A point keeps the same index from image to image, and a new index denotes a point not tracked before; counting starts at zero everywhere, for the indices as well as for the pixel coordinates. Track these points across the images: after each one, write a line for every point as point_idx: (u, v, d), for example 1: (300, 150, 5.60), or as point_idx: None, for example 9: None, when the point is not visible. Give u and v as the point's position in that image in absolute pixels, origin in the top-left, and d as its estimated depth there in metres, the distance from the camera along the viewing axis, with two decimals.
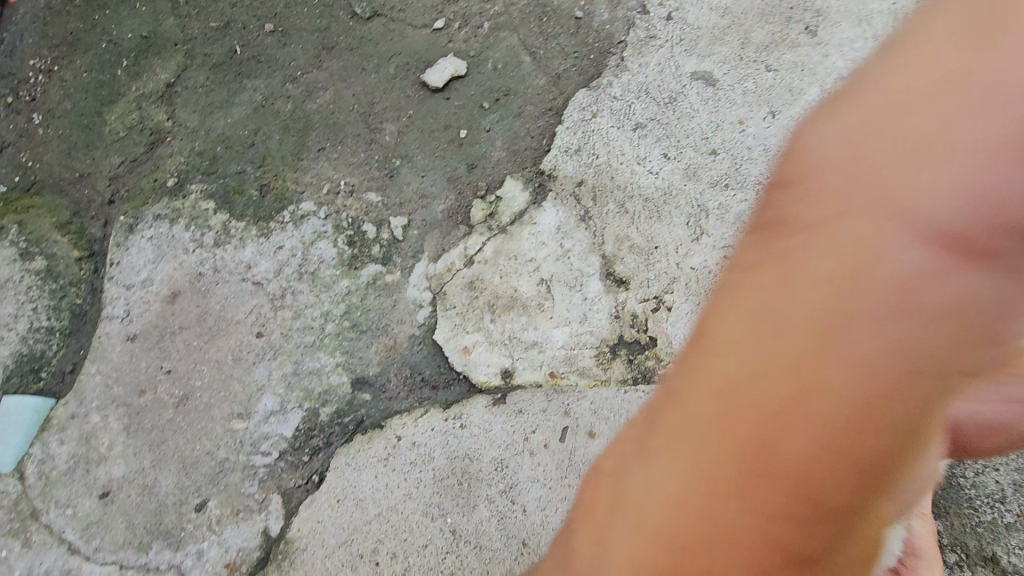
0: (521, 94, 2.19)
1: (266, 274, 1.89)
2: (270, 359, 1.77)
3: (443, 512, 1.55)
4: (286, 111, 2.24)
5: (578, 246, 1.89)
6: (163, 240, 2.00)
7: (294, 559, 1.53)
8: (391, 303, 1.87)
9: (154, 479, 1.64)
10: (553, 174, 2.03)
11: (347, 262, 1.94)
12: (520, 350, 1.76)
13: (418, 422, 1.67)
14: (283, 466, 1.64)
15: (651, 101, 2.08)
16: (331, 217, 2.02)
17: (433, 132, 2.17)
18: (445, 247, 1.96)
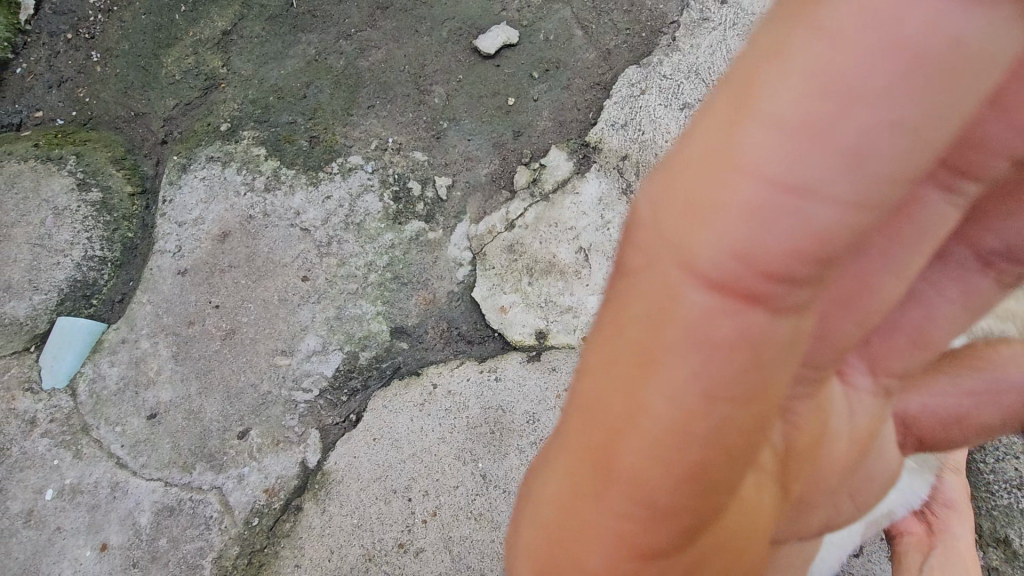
0: (571, 66, 2.22)
1: (316, 223, 1.96)
2: (315, 303, 1.84)
3: (476, 456, 1.62)
4: (339, 67, 2.28)
5: (619, 218, 1.93)
6: (216, 181, 2.06)
7: (331, 490, 1.61)
8: (432, 259, 1.92)
9: (200, 405, 1.72)
10: (598, 146, 2.06)
11: (392, 216, 1.99)
12: (555, 313, 1.81)
13: (454, 372, 1.74)
14: (322, 404, 1.71)
15: (701, 82, 2.10)
16: (377, 171, 2.07)
17: (482, 98, 2.21)
18: (487, 210, 2.01)
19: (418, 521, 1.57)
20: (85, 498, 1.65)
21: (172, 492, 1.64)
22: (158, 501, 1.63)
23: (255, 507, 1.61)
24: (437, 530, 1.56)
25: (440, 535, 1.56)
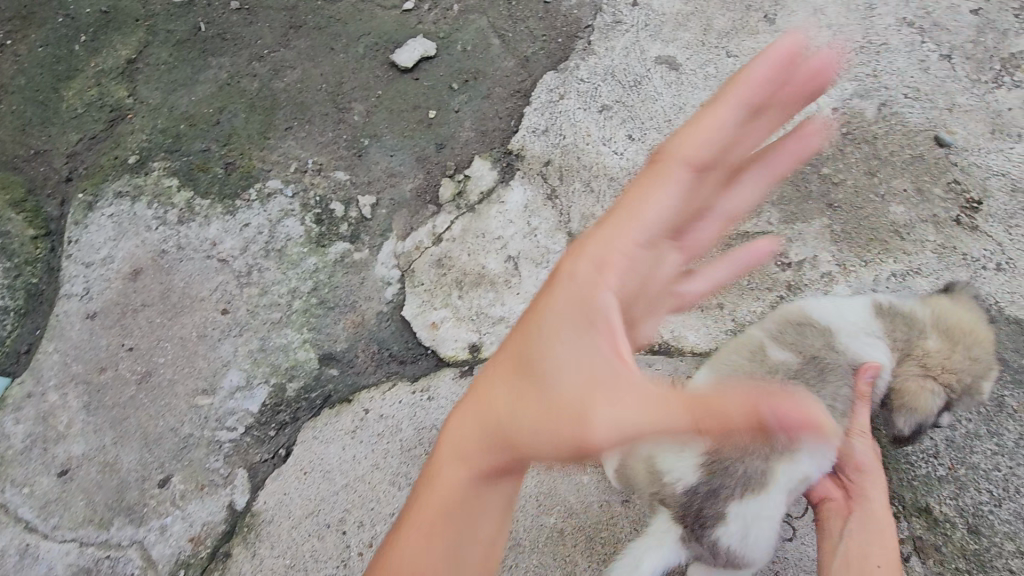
0: (490, 76, 2.21)
1: (234, 253, 1.88)
2: (236, 336, 1.76)
3: (411, 480, 1.56)
4: (253, 90, 2.23)
5: (545, 224, 1.94)
6: (125, 218, 1.97)
7: (260, 532, 1.53)
8: (359, 280, 1.88)
9: (116, 456, 1.62)
10: (521, 153, 2.05)
11: (315, 239, 1.94)
12: (487, 325, 1.80)
13: (386, 395, 1.69)
14: (248, 441, 1.63)
15: (617, 84, 2.13)
16: (298, 195, 2.02)
17: (403, 113, 2.18)
18: (414, 226, 1.98)
19: (354, 555, 1.49)
20: None
21: (88, 553, 1.52)
22: (72, 564, 1.52)
23: (180, 559, 1.51)
24: None
25: None
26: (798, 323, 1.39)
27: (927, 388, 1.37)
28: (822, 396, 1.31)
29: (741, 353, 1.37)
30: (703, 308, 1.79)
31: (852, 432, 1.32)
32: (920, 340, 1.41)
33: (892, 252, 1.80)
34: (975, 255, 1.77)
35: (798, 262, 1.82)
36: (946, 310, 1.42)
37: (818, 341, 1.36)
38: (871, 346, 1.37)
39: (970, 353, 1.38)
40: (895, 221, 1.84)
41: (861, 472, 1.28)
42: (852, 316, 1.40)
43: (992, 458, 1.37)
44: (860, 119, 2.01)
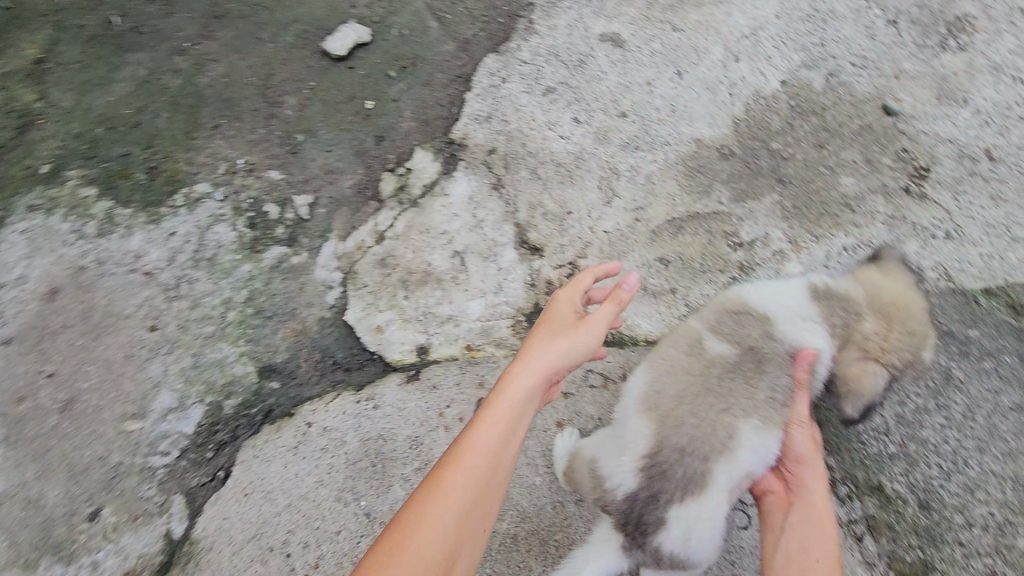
0: (429, 61, 2.10)
1: (160, 265, 1.76)
2: (167, 353, 1.66)
3: (358, 495, 1.50)
4: (175, 87, 2.07)
5: (491, 216, 1.86)
6: (39, 233, 1.82)
7: (200, 561, 1.45)
8: (298, 286, 1.78)
9: (40, 491, 1.50)
10: (464, 142, 1.96)
11: (249, 245, 1.83)
12: (435, 325, 1.73)
13: (329, 406, 1.61)
14: (185, 465, 1.54)
15: (561, 64, 2.04)
16: (229, 198, 1.90)
17: (338, 104, 2.05)
18: (354, 224, 1.88)
19: None
20: None
21: None
22: None
23: None
24: None
25: None
26: (735, 312, 1.40)
27: (868, 365, 1.39)
28: (756, 388, 1.31)
29: (679, 347, 1.38)
30: (656, 294, 1.74)
31: (791, 423, 1.31)
32: (859, 319, 1.42)
33: (843, 226, 1.77)
34: (925, 224, 1.74)
35: (749, 241, 1.78)
36: (881, 287, 1.44)
37: (755, 329, 1.37)
38: (809, 330, 1.39)
39: (906, 327, 1.40)
40: (844, 194, 1.81)
41: (798, 463, 1.29)
42: (789, 299, 1.42)
43: (940, 432, 1.44)
44: (808, 90, 1.96)
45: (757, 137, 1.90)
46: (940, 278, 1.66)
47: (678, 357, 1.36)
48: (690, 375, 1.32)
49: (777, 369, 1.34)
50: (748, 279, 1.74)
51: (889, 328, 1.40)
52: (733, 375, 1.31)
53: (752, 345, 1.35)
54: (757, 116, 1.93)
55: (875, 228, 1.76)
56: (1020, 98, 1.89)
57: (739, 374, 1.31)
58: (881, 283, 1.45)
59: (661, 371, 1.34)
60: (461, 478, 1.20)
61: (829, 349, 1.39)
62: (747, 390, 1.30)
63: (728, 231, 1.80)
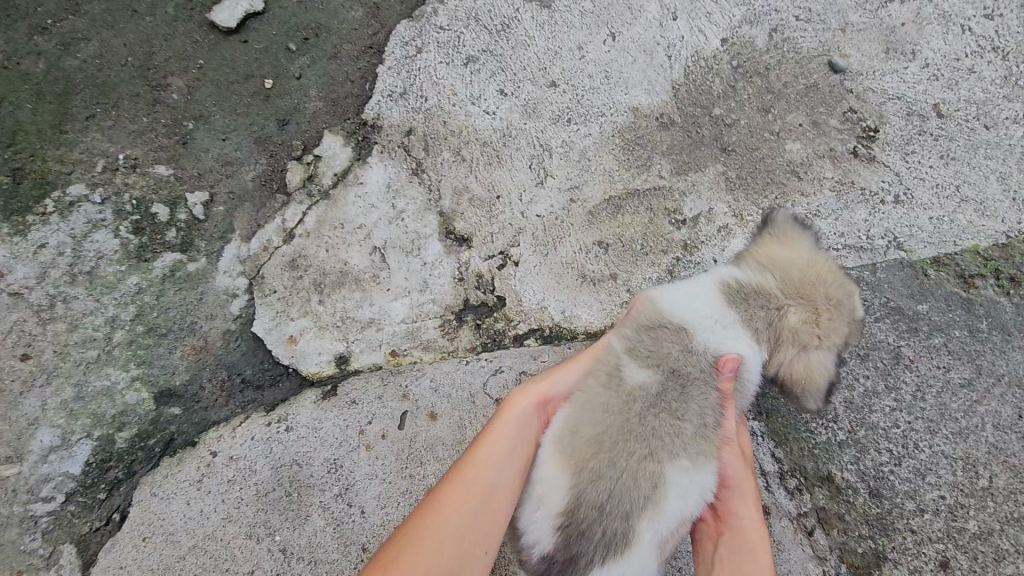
0: (334, 31, 1.86)
1: (30, 283, 1.54)
2: (43, 386, 1.46)
3: (271, 529, 1.38)
4: (38, 73, 1.77)
5: (412, 206, 1.68)
6: None
7: None
8: (197, 297, 1.58)
9: None
10: (377, 123, 1.76)
11: (135, 253, 1.61)
12: (355, 331, 1.56)
13: (236, 432, 1.44)
14: (72, 510, 1.36)
15: (482, 29, 1.83)
16: (109, 200, 1.66)
17: (233, 86, 1.81)
18: (259, 221, 1.67)
19: None
20: None
21: None
22: None
23: None
24: None
25: None
26: (648, 328, 1.35)
27: (813, 353, 1.35)
28: (682, 418, 1.25)
29: (596, 378, 1.30)
30: (595, 281, 1.62)
31: (723, 442, 1.30)
32: (782, 311, 1.37)
33: (790, 196, 1.66)
34: (874, 189, 1.64)
35: (693, 218, 1.66)
36: (790, 267, 1.39)
37: (674, 346, 1.32)
38: (731, 335, 1.35)
39: (829, 302, 1.35)
40: (790, 160, 1.69)
41: (730, 487, 1.30)
42: (702, 306, 1.37)
43: (890, 415, 1.41)
44: (750, 50, 1.81)
45: (697, 103, 1.76)
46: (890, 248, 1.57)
47: (597, 390, 1.27)
48: (609, 412, 1.23)
49: (700, 391, 1.29)
50: (691, 257, 1.64)
51: (817, 308, 1.35)
52: (656, 406, 1.24)
53: (672, 364, 1.30)
54: (697, 80, 1.78)
55: (823, 196, 1.66)
56: (969, 48, 1.76)
57: (663, 403, 1.25)
58: (788, 261, 1.40)
59: (583, 409, 1.25)
60: (461, 490, 1.19)
61: (754, 352, 1.35)
62: (671, 422, 1.24)
63: (670, 207, 1.67)
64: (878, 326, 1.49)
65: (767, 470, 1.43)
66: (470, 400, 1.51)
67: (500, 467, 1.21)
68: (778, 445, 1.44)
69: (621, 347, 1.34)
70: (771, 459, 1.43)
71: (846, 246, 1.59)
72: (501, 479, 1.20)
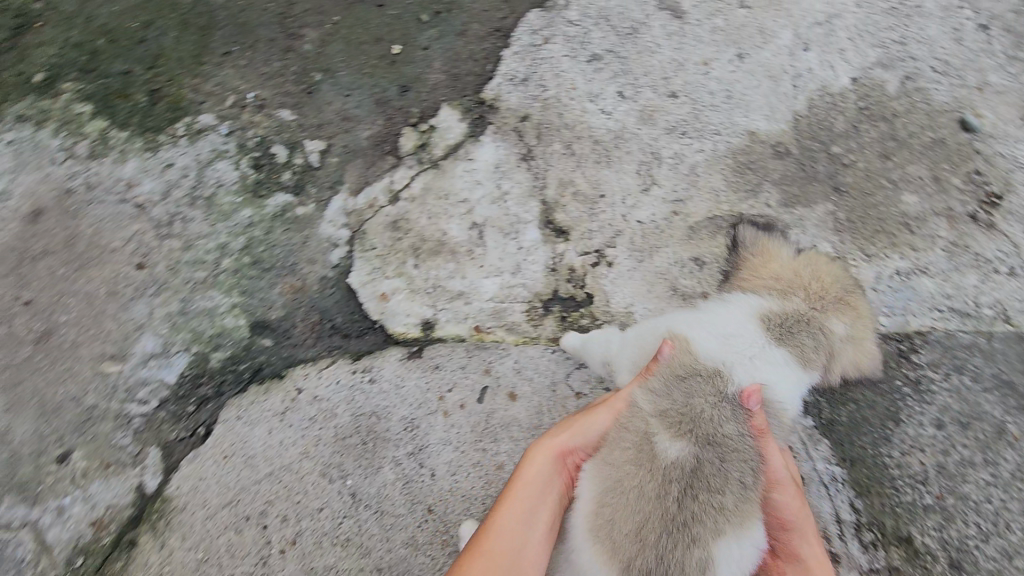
0: (466, 8, 1.92)
1: (153, 198, 1.63)
2: (153, 295, 1.54)
3: (344, 473, 1.40)
4: (186, 5, 1.91)
5: (517, 189, 1.71)
6: (27, 146, 1.69)
7: (172, 521, 1.35)
8: (301, 240, 1.64)
9: (9, 426, 1.42)
10: (495, 104, 1.79)
11: (251, 188, 1.68)
12: (444, 301, 1.60)
13: (323, 374, 1.50)
14: (163, 417, 1.44)
15: (611, 30, 1.85)
16: (234, 133, 1.74)
17: (362, 46, 1.88)
18: (369, 179, 1.73)
19: (275, 551, 1.32)
20: None
21: None
22: None
23: (79, 546, 1.33)
24: (297, 561, 1.32)
25: (300, 566, 1.32)
26: (683, 376, 1.31)
27: (866, 347, 1.40)
28: (721, 491, 1.19)
29: (629, 434, 1.25)
30: (686, 296, 1.60)
31: (772, 484, 1.24)
32: (812, 332, 1.38)
33: (900, 248, 1.62)
34: (988, 256, 1.59)
35: None
36: (794, 280, 1.43)
37: (709, 395, 1.29)
38: (767, 365, 1.35)
39: (850, 294, 1.41)
40: (904, 212, 1.65)
41: (787, 529, 1.24)
42: (731, 348, 1.35)
43: (982, 488, 1.37)
44: (880, 92, 1.78)
45: (817, 138, 1.73)
46: (1000, 323, 1.53)
47: (629, 450, 1.23)
48: (642, 496, 1.17)
49: (738, 466, 1.23)
50: None
51: (848, 304, 1.40)
52: (693, 485, 1.18)
53: (707, 432, 1.24)
54: (820, 114, 1.76)
55: (933, 255, 1.61)
56: None
57: (704, 468, 1.19)
58: (790, 277, 1.43)
59: (613, 466, 1.22)
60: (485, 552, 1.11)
61: (795, 376, 1.37)
62: (709, 497, 1.18)
63: None
64: (985, 397, 1.46)
65: (843, 519, 1.36)
66: (551, 389, 1.52)
67: (525, 529, 1.15)
68: (858, 495, 1.38)
69: (650, 406, 1.28)
70: (850, 508, 1.37)
71: (951, 309, 1.54)
72: (528, 541, 1.14)
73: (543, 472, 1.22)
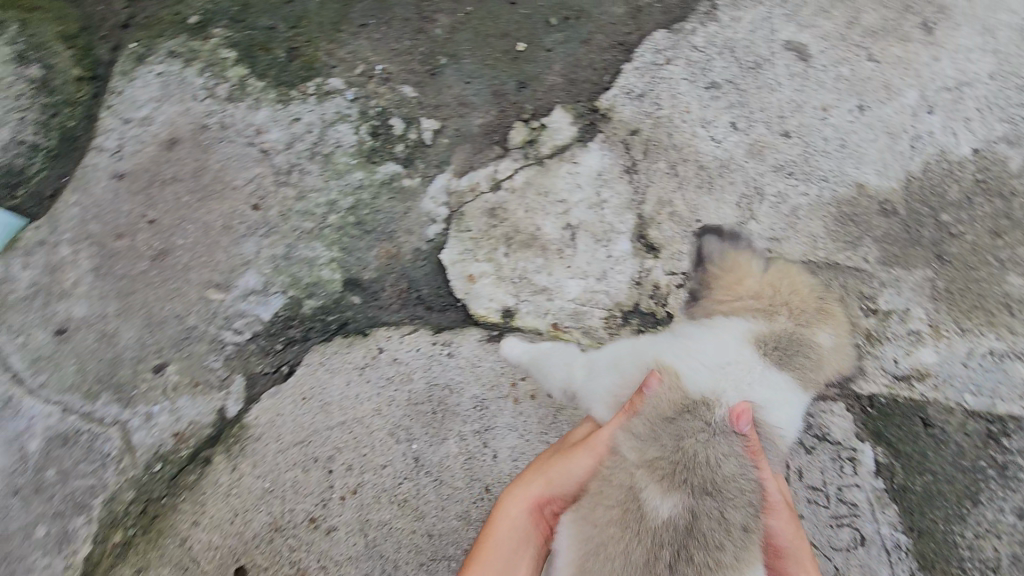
0: (593, 18, 1.96)
1: (278, 147, 1.74)
2: (262, 236, 1.64)
3: (411, 436, 1.47)
4: None
5: (616, 199, 1.74)
6: (174, 81, 1.83)
7: (246, 446, 1.44)
8: (403, 211, 1.72)
9: (116, 328, 1.52)
10: (608, 114, 1.83)
11: (366, 153, 1.78)
12: (527, 292, 1.64)
13: (405, 339, 1.57)
14: (252, 349, 1.52)
15: (734, 61, 1.87)
16: (358, 100, 1.84)
17: (489, 38, 1.95)
18: (474, 164, 1.80)
19: (336, 497, 1.40)
20: None
21: (68, 421, 1.43)
22: (51, 428, 1.42)
23: (159, 453, 1.42)
24: (354, 510, 1.40)
25: (357, 515, 1.40)
26: (674, 412, 1.30)
27: (848, 353, 1.45)
28: (718, 546, 1.18)
29: (613, 482, 1.25)
30: None
31: (767, 508, 1.26)
32: (801, 354, 1.39)
33: (997, 328, 1.57)
34: None
35: (885, 311, 1.59)
36: (772, 297, 1.45)
37: (697, 433, 1.28)
38: (764, 388, 1.35)
39: (826, 303, 1.45)
40: (1008, 293, 1.60)
41: (781, 556, 1.24)
42: (722, 378, 1.33)
43: None
44: (1001, 168, 1.73)
45: (928, 202, 1.70)
46: None
47: (610, 501, 1.23)
48: (626, 556, 1.16)
49: (740, 510, 1.22)
50: (870, 350, 1.55)
51: (827, 314, 1.44)
52: (682, 543, 1.17)
53: (701, 482, 1.23)
54: (935, 180, 1.72)
55: None
56: None
57: (694, 523, 1.19)
58: (763, 295, 1.45)
59: (597, 514, 1.22)
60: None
61: (787, 398, 1.37)
62: (704, 555, 1.17)
63: (864, 292, 1.62)
64: None
65: None
66: None
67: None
68: (921, 568, 1.40)
69: (634, 454, 1.27)
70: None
71: None
72: None
73: (523, 520, 1.24)
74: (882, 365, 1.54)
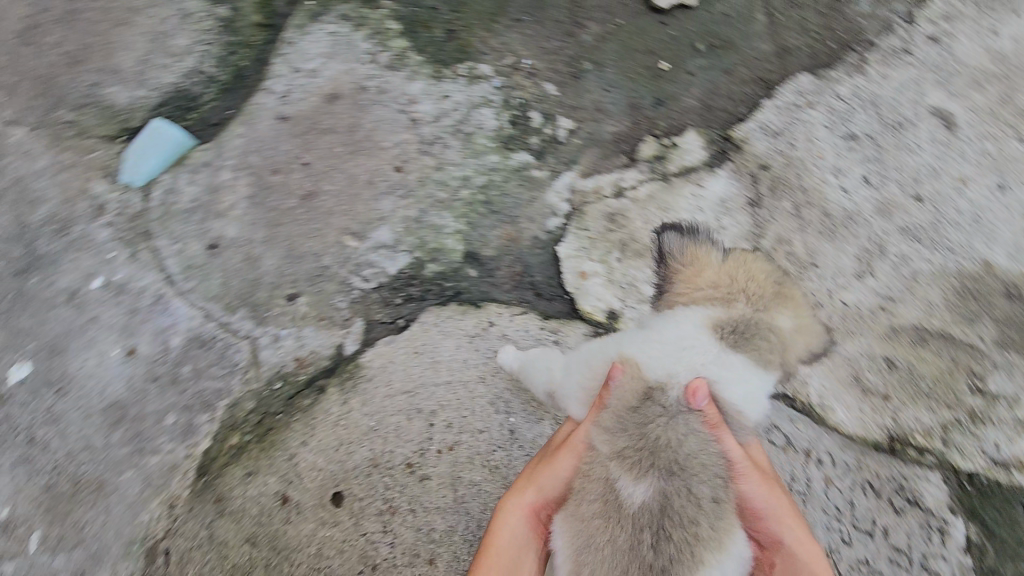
0: (739, 51, 1.96)
1: (427, 119, 1.86)
2: (400, 197, 1.76)
3: (509, 409, 1.62)
4: None
5: (734, 229, 1.79)
6: (342, 40, 1.93)
7: (358, 384, 1.59)
8: (529, 199, 1.81)
9: (261, 253, 1.66)
10: (741, 145, 1.87)
11: (504, 139, 1.88)
12: (635, 299, 1.73)
13: (514, 319, 1.70)
14: (376, 298, 1.66)
15: (877, 117, 1.87)
16: (504, 89, 1.93)
17: (635, 52, 1.97)
18: (600, 168, 1.87)
19: (433, 448, 1.57)
20: (127, 299, 1.60)
21: (209, 326, 1.59)
22: (193, 330, 1.58)
23: (281, 372, 1.57)
24: (449, 464, 1.57)
25: (450, 469, 1.56)
26: (639, 400, 1.34)
27: (812, 330, 1.45)
28: (693, 518, 1.24)
29: (595, 479, 1.29)
30: (867, 390, 1.64)
31: (737, 475, 1.30)
32: (754, 334, 1.40)
33: None
34: None
35: (996, 395, 1.61)
36: (729, 285, 1.43)
37: (657, 417, 1.32)
38: (722, 368, 1.37)
39: (783, 285, 1.46)
40: None
41: (761, 518, 1.29)
42: (680, 366, 1.36)
43: None
44: None
45: None
46: None
47: (594, 498, 1.28)
48: (616, 547, 1.22)
49: (706, 483, 1.28)
50: (973, 429, 1.60)
51: (785, 296, 1.45)
52: (662, 525, 1.23)
53: (666, 462, 1.28)
54: None
55: None
56: None
57: (670, 508, 1.24)
58: (719, 281, 1.44)
59: (584, 511, 1.27)
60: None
61: (751, 380, 1.39)
62: (682, 530, 1.23)
63: (974, 370, 1.63)
64: None
65: None
66: None
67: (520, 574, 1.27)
68: None
69: (606, 447, 1.32)
70: None
71: None
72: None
73: (522, 526, 1.30)
74: (982, 447, 1.59)
